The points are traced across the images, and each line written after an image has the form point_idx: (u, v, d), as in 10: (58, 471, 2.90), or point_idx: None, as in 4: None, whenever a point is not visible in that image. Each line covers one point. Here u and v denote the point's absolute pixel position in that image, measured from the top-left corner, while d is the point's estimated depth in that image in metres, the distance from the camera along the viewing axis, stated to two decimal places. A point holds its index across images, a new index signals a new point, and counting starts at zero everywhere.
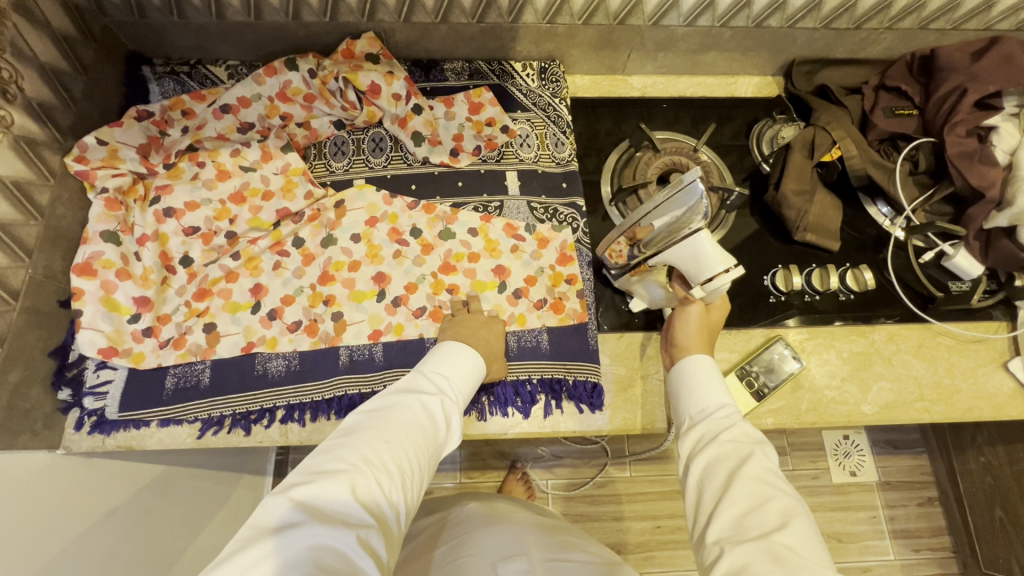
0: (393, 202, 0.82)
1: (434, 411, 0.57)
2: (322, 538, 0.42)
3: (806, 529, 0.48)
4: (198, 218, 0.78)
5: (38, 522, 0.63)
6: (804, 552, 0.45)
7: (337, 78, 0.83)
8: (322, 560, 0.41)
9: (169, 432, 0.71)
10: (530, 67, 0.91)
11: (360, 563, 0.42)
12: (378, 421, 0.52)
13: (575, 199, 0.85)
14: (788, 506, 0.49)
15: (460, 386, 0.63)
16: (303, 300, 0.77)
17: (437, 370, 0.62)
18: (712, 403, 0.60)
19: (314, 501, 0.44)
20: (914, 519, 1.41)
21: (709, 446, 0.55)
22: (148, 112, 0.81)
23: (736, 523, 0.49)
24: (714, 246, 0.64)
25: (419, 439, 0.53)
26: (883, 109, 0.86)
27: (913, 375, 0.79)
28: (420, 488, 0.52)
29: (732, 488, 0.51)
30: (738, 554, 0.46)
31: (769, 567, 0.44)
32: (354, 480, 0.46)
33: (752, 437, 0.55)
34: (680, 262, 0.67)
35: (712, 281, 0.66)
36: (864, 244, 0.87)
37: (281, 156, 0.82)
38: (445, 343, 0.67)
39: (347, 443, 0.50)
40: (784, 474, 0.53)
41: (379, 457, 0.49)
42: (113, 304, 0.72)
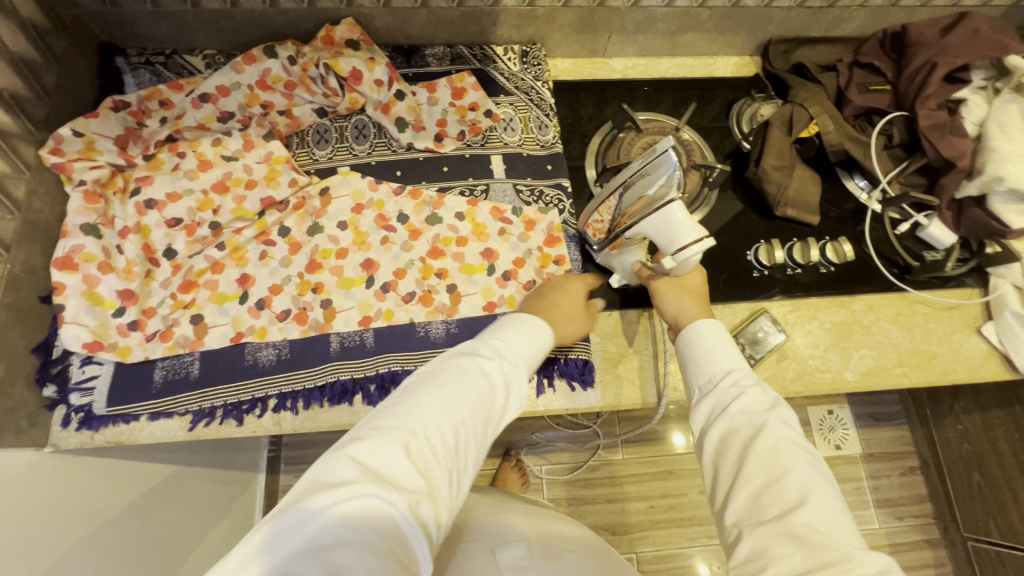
0: (378, 188, 0.82)
1: (494, 376, 0.56)
2: (376, 498, 0.42)
3: (825, 500, 0.50)
4: (181, 210, 0.76)
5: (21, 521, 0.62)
6: (824, 526, 0.47)
7: (317, 65, 0.81)
8: (373, 520, 0.42)
9: (160, 426, 0.71)
10: (511, 51, 0.91)
11: (408, 530, 0.43)
12: (437, 384, 0.53)
13: (561, 180, 0.86)
14: (805, 478, 0.51)
15: (525, 352, 0.61)
16: (291, 288, 0.77)
17: (497, 335, 0.62)
18: (719, 370, 0.61)
19: (369, 460, 0.45)
20: (896, 488, 1.46)
21: (720, 420, 0.57)
22: (124, 103, 0.78)
23: (754, 502, 0.51)
24: (686, 217, 0.65)
25: (476, 406, 0.53)
26: (857, 85, 0.88)
27: (892, 343, 0.82)
28: (476, 458, 0.52)
29: (748, 465, 0.53)
30: (759, 537, 0.49)
31: (792, 550, 0.46)
32: (407, 441, 0.47)
33: (764, 403, 0.57)
34: (654, 234, 0.69)
35: (683, 252, 0.66)
36: (842, 217, 0.89)
37: (263, 145, 0.81)
38: (510, 314, 0.66)
39: (404, 404, 0.50)
40: (798, 440, 0.54)
41: (434, 422, 0.49)
42: (95, 299, 0.70)
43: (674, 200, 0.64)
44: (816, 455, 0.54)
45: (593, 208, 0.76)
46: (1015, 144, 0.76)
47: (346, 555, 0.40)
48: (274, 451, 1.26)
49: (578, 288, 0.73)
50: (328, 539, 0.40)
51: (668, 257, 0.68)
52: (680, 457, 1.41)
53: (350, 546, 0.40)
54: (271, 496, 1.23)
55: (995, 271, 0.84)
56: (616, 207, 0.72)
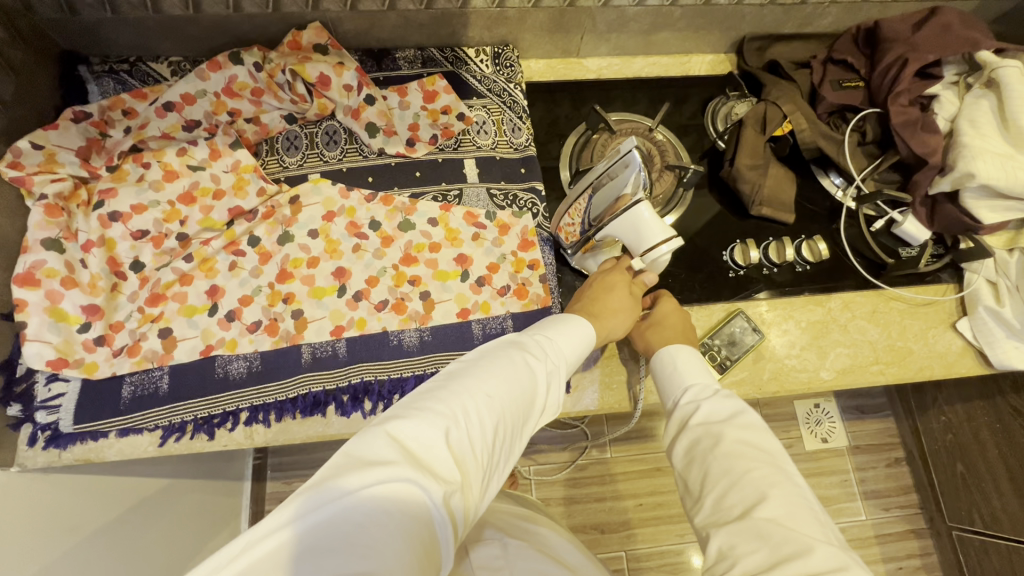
0: (350, 195, 0.81)
1: (536, 374, 0.56)
2: (413, 483, 0.41)
3: (785, 497, 0.51)
4: (146, 221, 0.75)
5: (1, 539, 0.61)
6: (784, 521, 0.49)
7: (284, 70, 0.80)
8: (407, 506, 0.40)
9: (129, 442, 0.70)
10: (483, 53, 0.90)
11: (438, 519, 0.42)
12: (481, 373, 0.52)
13: (534, 183, 0.85)
14: (765, 477, 0.52)
15: (564, 353, 0.61)
16: (261, 299, 0.76)
17: (542, 332, 0.61)
18: (679, 390, 0.64)
19: (410, 441, 0.45)
20: (883, 479, 1.47)
21: (683, 434, 0.59)
22: (86, 113, 0.76)
23: (718, 504, 0.53)
24: (654, 220, 0.67)
25: (518, 400, 0.53)
26: (831, 82, 0.87)
27: (868, 340, 0.82)
28: (504, 456, 0.51)
29: (710, 471, 0.55)
30: (724, 537, 0.50)
31: (755, 546, 0.48)
32: (449, 427, 0.46)
33: (723, 413, 0.59)
34: (623, 236, 0.70)
35: (652, 253, 0.69)
36: (817, 215, 0.89)
37: (230, 154, 0.79)
38: (555, 314, 0.67)
39: (448, 390, 0.50)
40: (762, 443, 0.56)
41: (477, 412, 0.49)
42: (59, 315, 0.69)
43: (642, 201, 0.66)
44: (779, 455, 0.55)
45: (566, 208, 0.76)
46: (986, 140, 0.76)
47: (375, 533, 0.38)
48: (259, 459, 1.25)
49: (620, 279, 0.74)
50: (359, 516, 0.39)
51: (638, 257, 0.71)
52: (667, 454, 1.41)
53: (380, 526, 0.39)
54: (258, 504, 1.22)
55: (970, 267, 0.84)
56: (585, 210, 0.73)
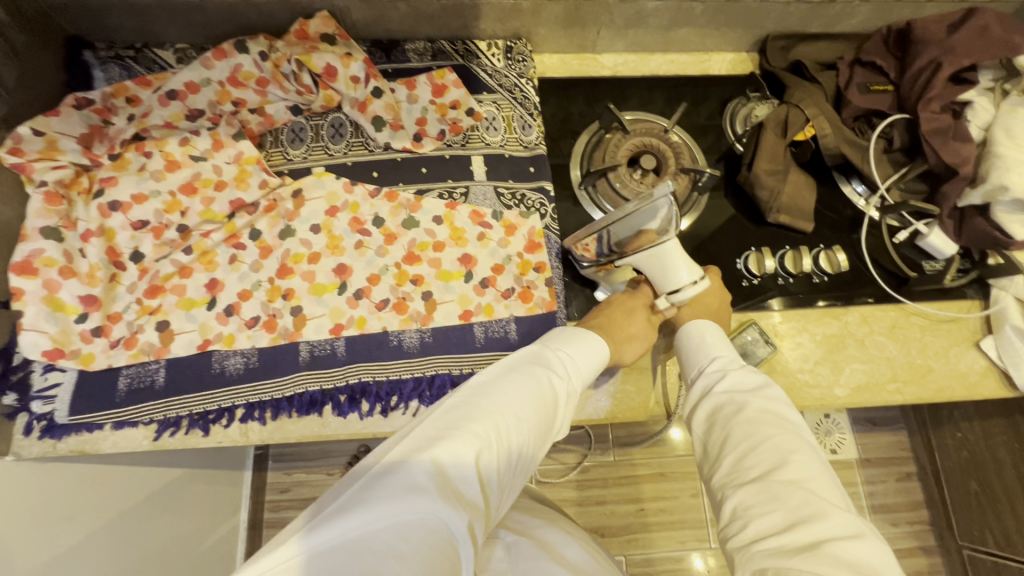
0: (354, 190, 0.79)
1: (560, 392, 0.55)
2: (441, 513, 0.39)
3: (805, 463, 0.51)
4: (147, 212, 0.74)
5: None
6: (805, 484, 0.49)
7: (289, 60, 0.78)
8: (433, 538, 0.38)
9: (124, 435, 0.69)
10: (495, 46, 0.87)
11: (463, 549, 0.40)
12: (509, 388, 0.51)
13: (543, 183, 0.82)
14: (788, 443, 0.52)
15: (587, 371, 0.60)
16: (261, 294, 0.74)
17: (566, 346, 0.60)
18: (705, 359, 0.64)
19: (439, 462, 0.42)
20: (892, 493, 1.43)
21: (706, 401, 0.59)
22: (88, 99, 0.75)
23: (737, 465, 0.53)
24: (679, 258, 0.70)
25: (541, 418, 0.51)
26: (858, 85, 0.84)
27: (886, 356, 0.78)
28: (523, 475, 0.50)
29: (731, 435, 0.55)
30: (742, 497, 0.50)
31: (772, 508, 0.48)
32: (479, 449, 0.44)
33: (749, 384, 0.59)
34: (647, 266, 0.72)
35: (679, 293, 0.70)
36: (838, 224, 0.86)
37: (232, 144, 0.77)
38: (577, 327, 0.65)
39: (475, 405, 0.48)
40: (785, 415, 0.55)
41: (505, 433, 0.47)
42: (57, 304, 0.68)
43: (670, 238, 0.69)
44: (801, 427, 0.55)
45: (584, 235, 0.73)
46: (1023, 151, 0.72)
47: (397, 567, 0.36)
48: (260, 450, 1.25)
49: (637, 304, 0.73)
50: (382, 546, 0.37)
51: (663, 297, 0.72)
52: (673, 460, 1.38)
53: (403, 558, 0.36)
54: (258, 494, 1.22)
55: (997, 283, 0.80)
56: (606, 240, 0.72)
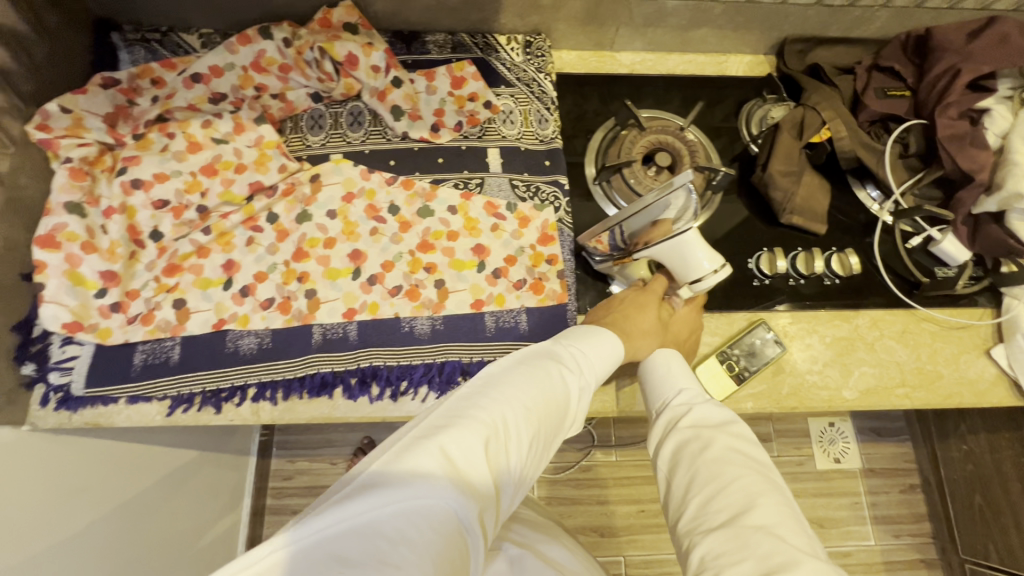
0: (371, 177, 0.80)
1: (569, 388, 0.55)
2: (452, 499, 0.40)
3: (772, 506, 0.50)
4: (168, 191, 0.75)
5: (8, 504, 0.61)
6: (774, 528, 0.48)
7: (312, 48, 0.79)
8: (443, 525, 0.38)
9: (137, 410, 0.70)
10: (514, 41, 0.88)
11: (470, 539, 0.40)
12: (520, 381, 0.51)
13: (559, 176, 0.83)
14: (754, 485, 0.52)
15: (597, 367, 0.60)
16: (276, 276, 0.75)
17: (577, 344, 0.60)
18: (672, 393, 0.65)
19: (451, 449, 0.43)
20: (895, 505, 1.42)
21: (672, 436, 0.60)
22: (114, 80, 0.77)
23: (704, 508, 0.52)
24: (700, 246, 0.71)
25: (550, 413, 0.52)
26: (875, 89, 0.84)
27: (896, 361, 0.78)
28: (532, 469, 0.50)
29: (698, 475, 0.54)
30: (709, 542, 0.49)
31: (741, 554, 0.47)
32: (490, 438, 0.45)
33: (715, 420, 0.60)
34: (668, 258, 0.73)
35: (701, 282, 0.72)
36: (850, 228, 0.86)
37: (254, 129, 0.78)
38: (589, 325, 0.66)
39: (486, 396, 0.49)
40: (751, 454, 0.56)
41: (515, 425, 0.48)
42: (77, 278, 0.69)
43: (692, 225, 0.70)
44: (767, 467, 0.55)
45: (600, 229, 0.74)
46: None
47: (409, 553, 0.36)
48: (265, 435, 1.26)
49: (653, 304, 0.73)
50: (393, 532, 0.37)
51: (685, 287, 0.74)
52: None
53: (415, 544, 0.36)
54: (261, 480, 1.23)
55: (1009, 291, 0.80)
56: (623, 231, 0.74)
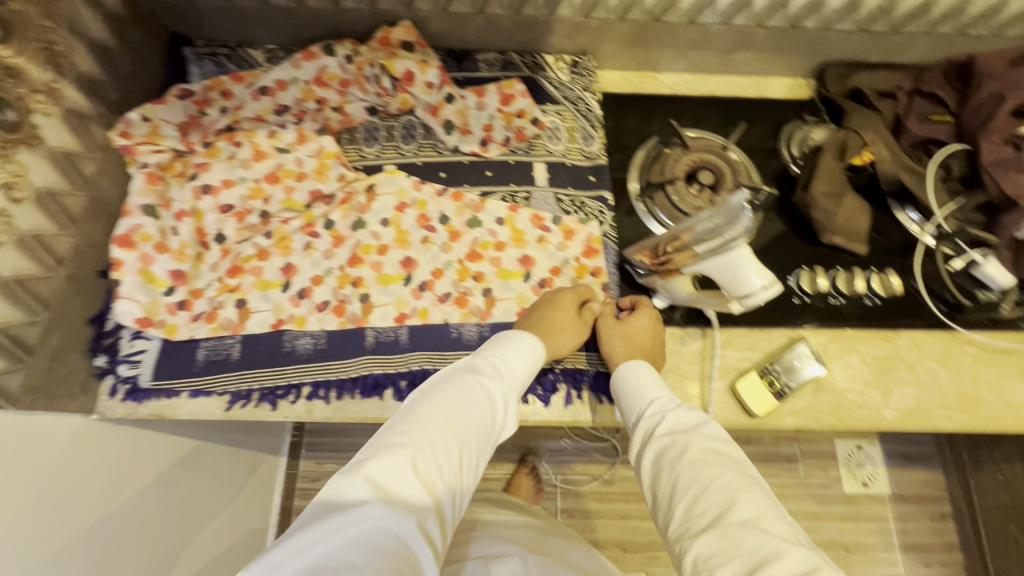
0: (422, 188, 0.83)
1: (493, 395, 0.60)
2: (383, 520, 0.46)
3: (753, 502, 0.54)
4: (234, 196, 0.79)
5: (59, 507, 0.65)
6: (758, 523, 0.52)
7: (372, 65, 0.84)
8: (381, 545, 0.45)
9: (199, 404, 0.73)
10: (562, 61, 0.91)
11: (416, 546, 0.47)
12: (437, 401, 0.57)
13: (603, 192, 0.85)
14: (734, 483, 0.55)
15: (520, 368, 0.65)
16: (332, 280, 0.78)
17: (498, 352, 0.65)
18: (645, 403, 0.66)
19: (377, 477, 0.49)
20: (926, 533, 1.39)
21: (650, 445, 0.62)
22: (189, 91, 0.81)
23: (690, 512, 0.55)
24: (752, 263, 0.67)
25: (475, 421, 0.57)
26: (917, 114, 0.86)
27: (937, 383, 0.79)
28: (473, 470, 0.56)
29: (680, 480, 0.57)
30: (699, 545, 0.52)
31: (730, 555, 0.50)
32: (415, 457, 0.51)
33: (688, 423, 0.62)
34: (716, 274, 0.69)
35: (751, 297, 0.68)
36: (891, 249, 0.86)
37: (315, 139, 0.83)
38: (518, 330, 0.69)
39: (407, 421, 0.55)
40: (724, 452, 0.59)
41: (439, 438, 0.54)
42: (149, 276, 0.73)
43: (738, 246, 0.65)
44: (742, 462, 0.59)
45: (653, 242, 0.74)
46: None
47: None
48: (296, 436, 1.29)
49: (568, 299, 0.74)
50: (336, 562, 0.43)
51: (734, 300, 0.71)
52: None
53: (358, 567, 0.43)
54: (291, 481, 1.26)
55: None
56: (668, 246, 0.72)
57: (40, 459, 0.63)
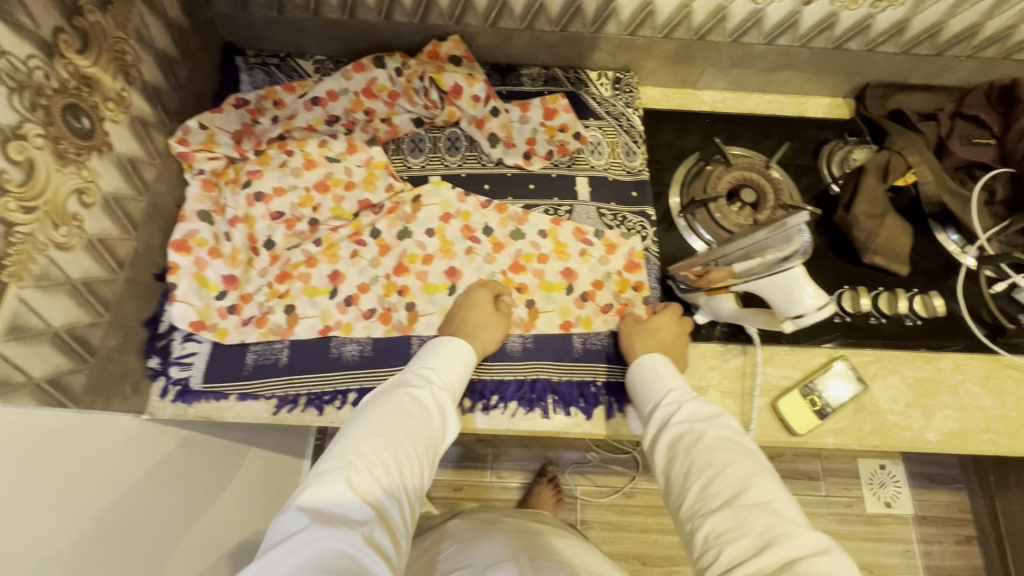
0: (466, 200, 0.84)
1: (425, 403, 0.62)
2: (324, 539, 0.46)
3: (766, 486, 0.54)
4: (285, 204, 0.81)
5: (123, 509, 0.65)
6: (772, 505, 0.52)
7: (422, 77, 0.86)
8: (328, 562, 0.45)
9: (247, 407, 0.74)
10: (604, 77, 0.93)
11: (367, 556, 0.47)
12: (369, 418, 0.59)
13: (645, 207, 0.86)
14: (748, 468, 0.56)
15: (449, 375, 0.67)
16: (378, 288, 0.80)
17: (424, 364, 0.67)
18: (662, 392, 0.67)
19: (314, 502, 0.50)
20: (950, 556, 1.38)
21: (665, 432, 0.63)
22: (245, 101, 0.84)
23: (703, 493, 0.56)
24: (807, 283, 0.66)
25: (410, 429, 0.58)
26: (960, 137, 0.86)
27: (979, 406, 0.78)
28: (418, 476, 0.57)
29: (695, 463, 0.58)
30: (710, 525, 0.53)
31: (740, 533, 0.50)
32: (350, 474, 0.52)
33: (705, 413, 0.63)
34: (769, 292, 0.69)
35: (803, 317, 0.68)
36: (931, 270, 0.86)
37: (365, 150, 0.84)
38: (438, 339, 0.72)
39: (342, 442, 0.56)
40: (738, 440, 0.60)
41: (376, 451, 0.55)
42: (203, 281, 0.75)
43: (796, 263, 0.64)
44: (755, 452, 0.59)
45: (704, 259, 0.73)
46: None
47: None
48: (321, 439, 1.30)
49: (483, 295, 0.76)
50: None
51: (785, 321, 0.69)
52: None
53: None
54: None
55: None
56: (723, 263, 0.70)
57: (98, 465, 0.63)
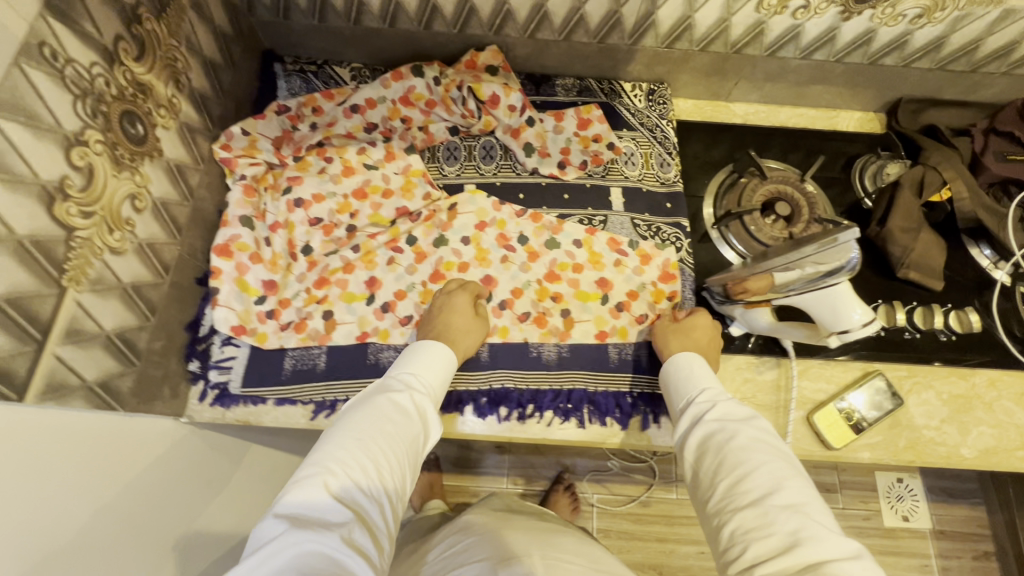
0: (501, 209, 0.85)
1: (405, 406, 0.61)
2: (302, 545, 0.45)
3: (799, 489, 0.54)
4: (323, 210, 0.82)
5: (156, 512, 0.65)
6: (803, 507, 0.52)
7: (460, 87, 0.86)
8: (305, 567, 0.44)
9: (285, 412, 0.75)
10: (638, 88, 0.94)
11: (344, 560, 0.45)
12: (347, 423, 0.57)
13: (679, 219, 0.86)
14: (782, 470, 0.55)
15: (429, 378, 0.66)
16: (414, 295, 0.80)
17: (404, 368, 0.66)
18: (696, 391, 0.67)
19: (292, 509, 0.48)
20: (968, 572, 1.37)
21: (694, 429, 0.63)
22: (286, 107, 0.85)
23: (732, 490, 0.55)
24: (854, 302, 0.67)
25: (391, 432, 0.57)
26: (995, 153, 0.86)
27: (1014, 423, 0.78)
28: (402, 479, 0.56)
29: (725, 460, 0.58)
30: (736, 521, 0.53)
31: (767, 531, 0.50)
32: (328, 479, 0.50)
33: (739, 415, 0.62)
34: (814, 308, 0.69)
35: (848, 333, 0.68)
36: (964, 286, 0.86)
37: (403, 157, 0.86)
38: (419, 342, 0.71)
39: (321, 447, 0.55)
40: (773, 442, 0.59)
41: (355, 454, 0.53)
42: (243, 285, 0.76)
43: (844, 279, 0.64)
44: (789, 455, 0.59)
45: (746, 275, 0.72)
46: None
47: None
48: None
49: (461, 301, 0.75)
50: None
51: (832, 336, 0.70)
52: None
53: None
54: None
55: None
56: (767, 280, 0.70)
57: (140, 467, 0.63)
